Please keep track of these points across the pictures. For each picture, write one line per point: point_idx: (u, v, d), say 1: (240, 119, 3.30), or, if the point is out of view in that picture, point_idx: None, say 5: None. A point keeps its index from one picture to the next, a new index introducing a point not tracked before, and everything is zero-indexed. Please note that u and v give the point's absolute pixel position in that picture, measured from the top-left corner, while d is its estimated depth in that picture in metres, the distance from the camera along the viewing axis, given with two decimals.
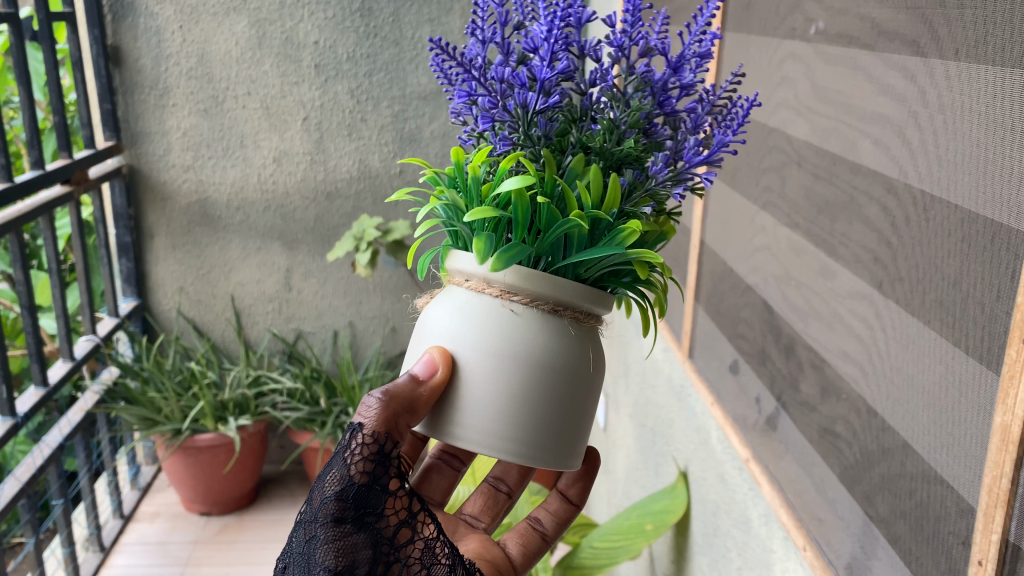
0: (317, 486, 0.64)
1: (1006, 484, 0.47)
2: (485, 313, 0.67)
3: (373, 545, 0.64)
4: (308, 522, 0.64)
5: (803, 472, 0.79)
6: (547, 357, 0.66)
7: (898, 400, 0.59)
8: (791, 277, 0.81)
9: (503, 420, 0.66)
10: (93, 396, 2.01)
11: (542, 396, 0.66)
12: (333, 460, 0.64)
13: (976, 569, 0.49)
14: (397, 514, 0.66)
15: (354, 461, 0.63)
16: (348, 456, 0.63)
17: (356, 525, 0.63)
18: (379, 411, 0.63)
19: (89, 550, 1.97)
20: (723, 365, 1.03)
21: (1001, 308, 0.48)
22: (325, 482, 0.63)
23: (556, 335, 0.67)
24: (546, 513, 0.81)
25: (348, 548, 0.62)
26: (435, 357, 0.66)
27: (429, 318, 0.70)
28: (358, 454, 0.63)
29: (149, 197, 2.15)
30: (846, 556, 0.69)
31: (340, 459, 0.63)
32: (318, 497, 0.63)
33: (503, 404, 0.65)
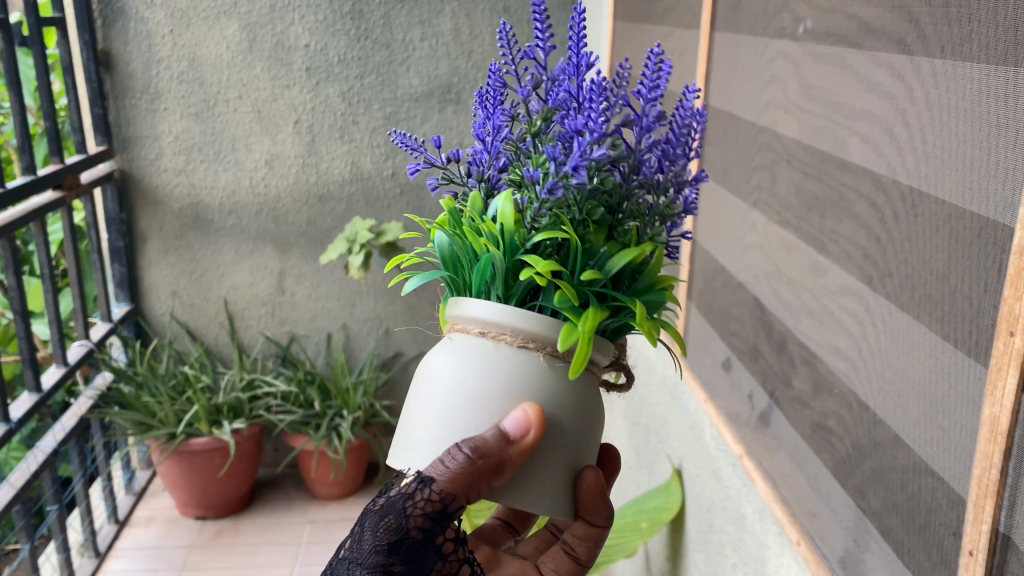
0: (376, 521, 0.66)
1: (995, 475, 0.47)
2: (498, 359, 0.65)
3: None
4: (357, 556, 0.66)
5: (796, 468, 0.79)
6: (572, 409, 0.65)
7: (889, 393, 0.60)
8: (782, 275, 0.82)
9: (536, 474, 0.64)
10: (87, 401, 2.01)
11: (567, 448, 0.66)
12: (395, 504, 0.66)
13: (967, 560, 0.50)
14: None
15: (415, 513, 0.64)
16: (410, 506, 0.65)
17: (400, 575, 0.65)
18: (461, 468, 0.61)
19: (84, 555, 1.98)
20: (716, 363, 1.03)
21: (988, 301, 0.49)
22: (383, 522, 0.66)
23: (576, 393, 0.66)
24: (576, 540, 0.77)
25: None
26: (530, 416, 0.62)
27: (430, 363, 0.68)
28: (420, 509, 0.64)
29: (142, 202, 2.15)
30: (840, 550, 0.70)
31: (401, 507, 0.65)
32: (371, 532, 0.66)
33: (532, 465, 0.64)
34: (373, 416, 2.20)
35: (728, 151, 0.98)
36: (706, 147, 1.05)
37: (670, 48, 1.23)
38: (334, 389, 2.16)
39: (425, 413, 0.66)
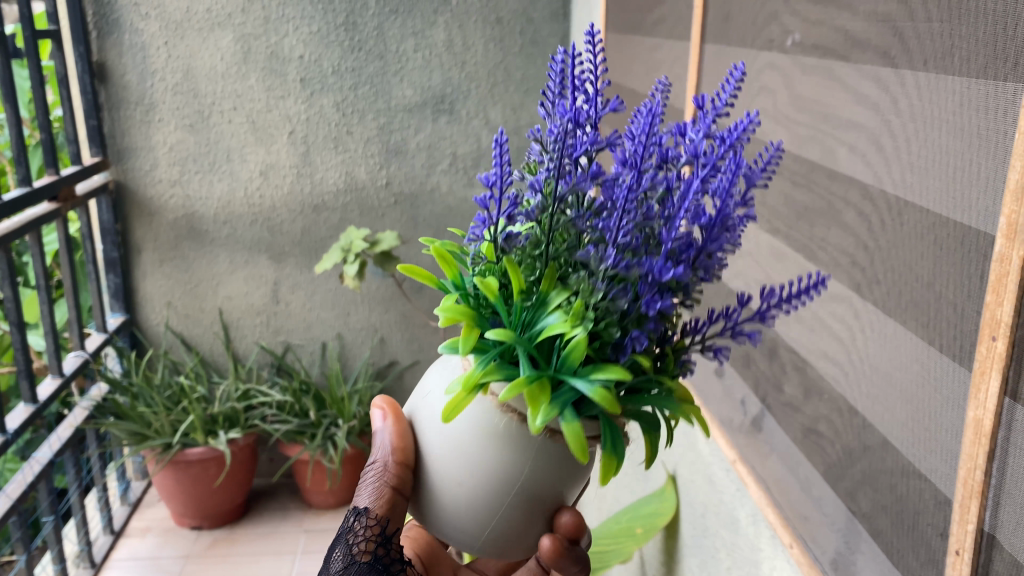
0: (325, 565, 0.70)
1: (980, 476, 0.49)
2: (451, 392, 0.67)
3: None
4: None
5: (788, 472, 0.81)
6: (497, 465, 0.64)
7: (877, 398, 0.62)
8: (772, 281, 0.83)
9: (458, 514, 0.67)
10: (82, 412, 2.01)
11: (496, 501, 0.65)
12: (338, 541, 0.70)
13: (954, 559, 0.52)
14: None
15: (355, 544, 0.68)
16: (353, 541, 0.68)
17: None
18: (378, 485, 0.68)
19: (80, 566, 1.98)
20: (709, 369, 1.04)
21: (972, 307, 0.50)
22: (332, 562, 0.69)
23: (507, 447, 0.64)
24: None
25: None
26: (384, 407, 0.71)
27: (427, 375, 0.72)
28: (363, 538, 0.68)
29: (136, 213, 2.16)
30: (831, 552, 0.71)
31: (345, 544, 0.68)
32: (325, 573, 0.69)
33: (456, 506, 0.66)
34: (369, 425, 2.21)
35: None
36: None
37: (661, 59, 1.24)
38: (330, 398, 2.16)
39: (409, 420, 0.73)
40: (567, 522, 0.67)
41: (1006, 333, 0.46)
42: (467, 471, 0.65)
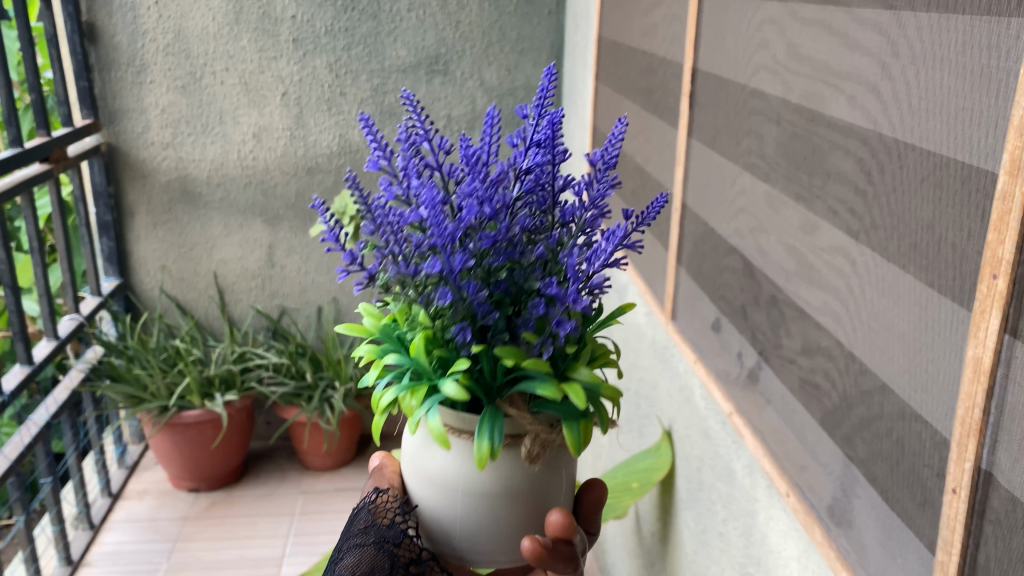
0: (345, 533, 0.85)
1: (978, 414, 0.49)
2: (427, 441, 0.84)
3: (387, 561, 0.81)
4: (339, 548, 0.84)
5: (784, 422, 0.81)
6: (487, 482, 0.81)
7: (876, 343, 0.62)
8: (771, 234, 0.83)
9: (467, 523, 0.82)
10: (78, 373, 2.01)
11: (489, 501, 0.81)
12: (362, 511, 0.86)
13: (950, 497, 0.52)
14: (412, 552, 0.82)
15: (378, 511, 0.84)
16: (372, 507, 0.85)
17: (373, 546, 0.81)
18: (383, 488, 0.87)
19: (79, 528, 1.99)
20: (705, 324, 1.05)
21: (972, 247, 0.50)
22: (356, 523, 0.85)
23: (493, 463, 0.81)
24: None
25: (363, 560, 0.80)
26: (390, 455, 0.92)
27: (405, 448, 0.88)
28: (380, 505, 0.85)
29: (129, 175, 2.14)
30: (828, 500, 0.72)
31: (366, 510, 0.85)
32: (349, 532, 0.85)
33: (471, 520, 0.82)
34: (365, 387, 2.21)
35: (718, 114, 0.99)
36: (695, 111, 1.06)
37: (659, 16, 1.23)
38: (326, 360, 2.17)
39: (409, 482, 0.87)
40: (555, 521, 0.79)
41: (1007, 271, 0.46)
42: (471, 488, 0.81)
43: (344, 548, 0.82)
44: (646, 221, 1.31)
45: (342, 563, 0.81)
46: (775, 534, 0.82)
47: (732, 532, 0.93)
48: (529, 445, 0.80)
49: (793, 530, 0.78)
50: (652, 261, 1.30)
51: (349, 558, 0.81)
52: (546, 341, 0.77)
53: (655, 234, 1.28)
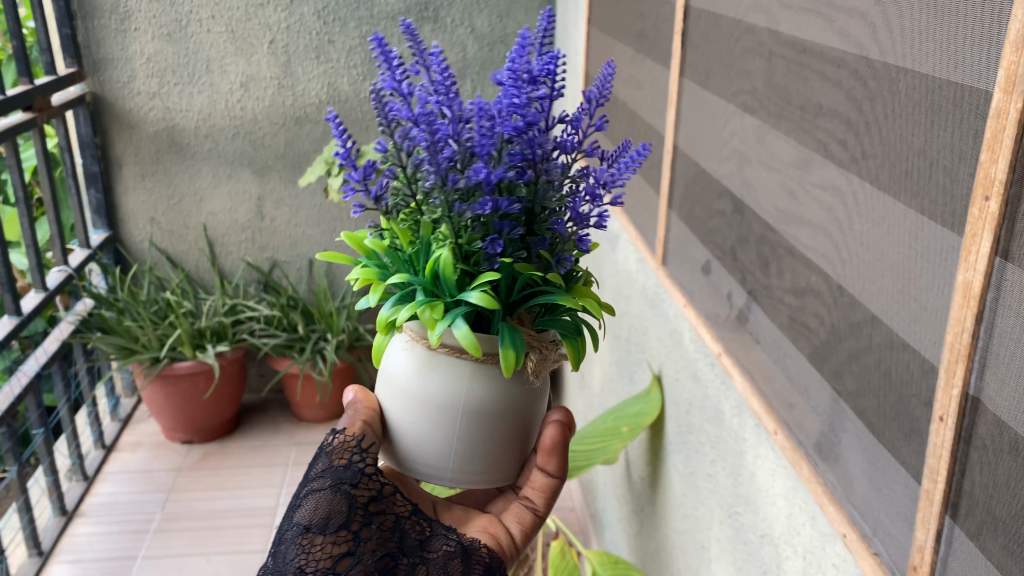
0: (305, 479, 0.80)
1: (967, 338, 0.48)
2: (427, 361, 0.77)
3: (346, 506, 0.77)
4: (296, 497, 0.79)
5: (772, 361, 0.81)
6: (497, 407, 0.77)
7: (866, 276, 0.61)
8: (762, 171, 0.82)
9: (468, 451, 0.78)
10: (69, 326, 2.00)
11: (494, 431, 0.78)
12: (319, 455, 0.80)
13: (937, 425, 0.52)
14: (372, 489, 0.79)
15: (335, 451, 0.79)
16: (330, 451, 0.79)
17: (331, 491, 0.77)
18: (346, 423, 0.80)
19: (73, 479, 2.00)
20: (696, 267, 1.04)
21: (965, 170, 0.49)
22: (313, 469, 0.80)
23: (499, 387, 0.77)
24: (536, 493, 0.83)
25: (321, 507, 0.76)
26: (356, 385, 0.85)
27: (392, 368, 0.80)
28: (338, 447, 0.79)
29: (116, 125, 2.11)
30: (815, 436, 0.72)
31: (324, 453, 0.80)
32: (307, 479, 0.80)
33: (472, 448, 0.78)
34: (357, 339, 2.21)
35: (710, 51, 0.97)
36: (687, 50, 1.04)
37: None
38: (318, 313, 2.16)
39: (392, 405, 0.80)
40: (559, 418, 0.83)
41: (999, 191, 0.45)
42: (481, 411, 0.77)
43: (302, 496, 0.78)
44: (640, 166, 1.30)
45: (300, 512, 0.77)
46: (763, 472, 0.82)
47: (720, 473, 0.94)
48: (535, 361, 0.78)
49: (781, 468, 0.78)
50: (644, 206, 1.28)
51: (306, 506, 0.77)
52: (563, 259, 0.75)
53: (647, 179, 1.26)
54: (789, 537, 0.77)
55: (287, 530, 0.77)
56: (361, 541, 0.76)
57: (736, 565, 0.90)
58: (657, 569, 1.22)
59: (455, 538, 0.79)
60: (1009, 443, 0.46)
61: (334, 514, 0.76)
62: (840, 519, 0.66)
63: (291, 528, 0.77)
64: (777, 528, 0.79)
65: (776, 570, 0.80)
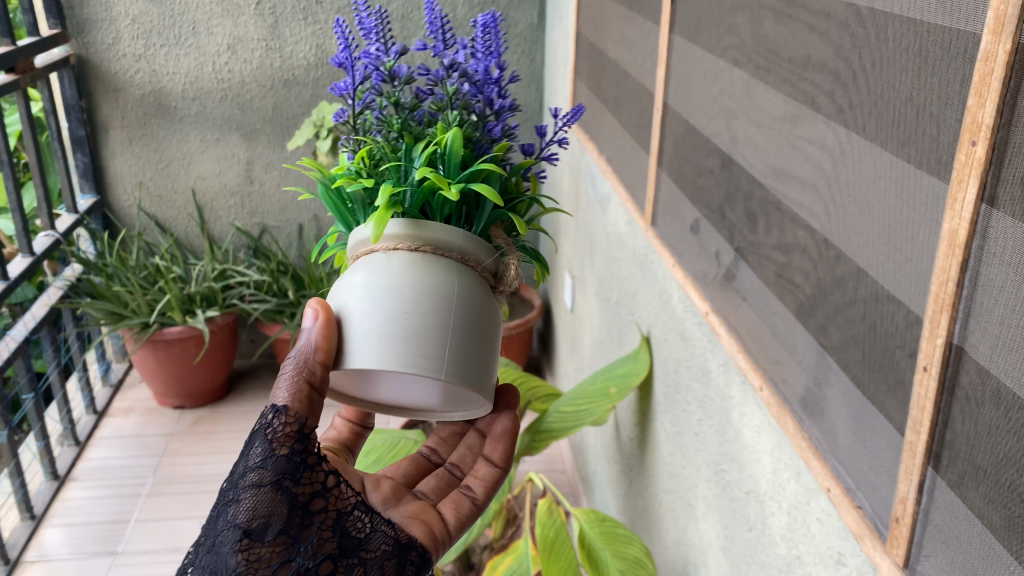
0: (237, 465, 0.67)
1: (951, 288, 0.48)
2: (404, 263, 0.72)
3: (287, 508, 0.66)
4: (227, 490, 0.66)
5: (759, 317, 0.81)
6: (478, 309, 0.74)
7: (853, 228, 0.60)
8: (750, 127, 0.81)
9: (462, 352, 0.71)
10: (58, 292, 1.99)
11: (479, 333, 0.73)
12: (254, 437, 0.67)
13: (921, 375, 0.52)
14: (316, 484, 0.68)
15: (276, 436, 0.66)
16: (269, 434, 0.66)
17: (272, 490, 0.65)
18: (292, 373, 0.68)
19: (65, 445, 2.00)
20: (684, 226, 1.03)
21: (953, 115, 0.48)
22: (246, 456, 0.66)
23: (477, 289, 0.74)
24: (478, 483, 0.83)
25: (260, 509, 0.64)
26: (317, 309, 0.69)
27: (353, 286, 0.72)
28: (280, 432, 0.66)
29: (101, 88, 2.08)
30: (801, 391, 0.72)
31: (261, 438, 0.66)
32: (240, 468, 0.67)
33: (465, 351, 0.72)
34: None
35: (700, 4, 0.95)
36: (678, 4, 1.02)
37: None
38: (308, 278, 2.15)
39: (363, 321, 0.70)
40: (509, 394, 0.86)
41: (987, 136, 0.44)
42: (471, 304, 0.73)
43: (236, 490, 0.66)
44: (630, 125, 1.28)
45: (235, 510, 0.64)
46: (749, 430, 0.83)
47: (708, 431, 0.94)
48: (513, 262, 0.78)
49: (766, 425, 0.78)
50: (633, 166, 1.27)
51: (243, 505, 0.64)
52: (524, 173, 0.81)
53: (637, 138, 1.25)
54: (774, 493, 0.77)
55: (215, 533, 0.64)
56: (301, 547, 0.66)
57: (722, 522, 0.91)
58: (646, 528, 1.23)
59: (393, 536, 0.72)
60: (992, 391, 0.46)
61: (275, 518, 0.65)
62: (824, 473, 0.66)
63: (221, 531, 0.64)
64: (763, 484, 0.80)
65: (761, 526, 0.81)
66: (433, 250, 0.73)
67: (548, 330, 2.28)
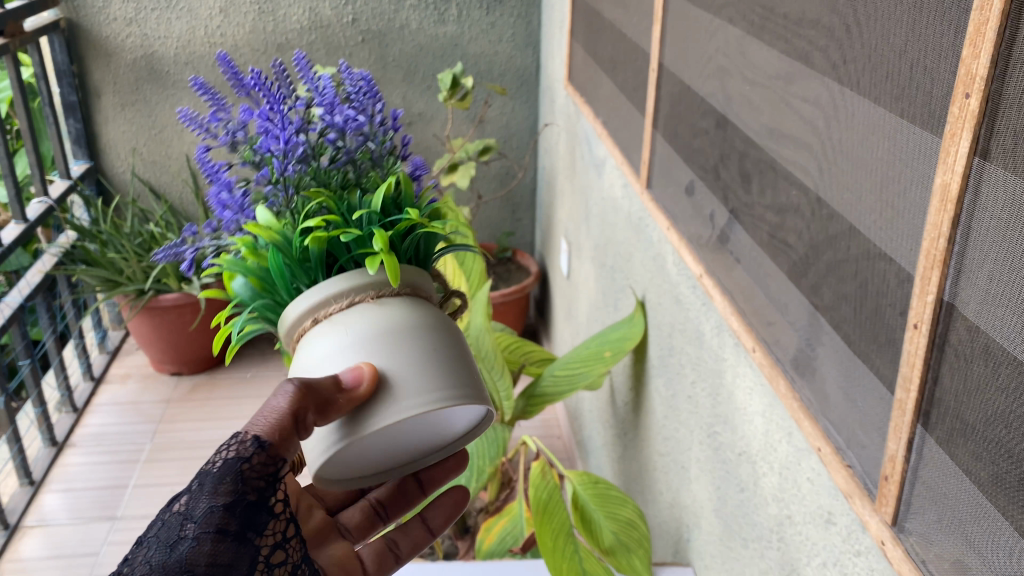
0: (190, 497, 0.58)
1: (943, 245, 0.48)
2: (391, 308, 0.65)
3: (246, 560, 0.58)
4: (181, 520, 0.57)
5: (752, 279, 0.80)
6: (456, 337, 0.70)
7: (845, 185, 0.60)
8: (744, 87, 0.80)
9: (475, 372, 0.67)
10: (52, 258, 1.98)
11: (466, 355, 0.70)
12: (225, 470, 0.58)
13: (911, 333, 0.51)
14: (276, 536, 0.61)
15: (249, 474, 0.59)
16: (245, 468, 0.58)
17: (237, 539, 0.58)
18: (293, 409, 0.59)
19: (63, 411, 2.01)
20: (679, 188, 1.02)
21: (947, 67, 0.47)
22: (215, 488, 0.58)
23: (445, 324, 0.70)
24: (405, 541, 0.79)
25: (221, 557, 0.57)
26: (363, 368, 0.61)
27: (346, 341, 0.63)
28: (256, 471, 0.59)
29: (92, 53, 2.06)
30: (793, 351, 0.71)
31: (234, 470, 0.58)
32: (201, 499, 0.58)
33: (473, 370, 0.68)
34: None
35: None
36: None
37: None
38: None
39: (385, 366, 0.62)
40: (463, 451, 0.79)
41: (981, 87, 0.43)
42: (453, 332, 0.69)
43: (191, 528, 0.56)
44: (627, 87, 1.27)
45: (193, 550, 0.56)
46: (741, 391, 0.83)
47: (701, 394, 0.95)
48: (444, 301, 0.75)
49: (759, 386, 0.78)
50: (629, 129, 1.26)
51: (203, 547, 0.56)
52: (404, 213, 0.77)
53: (632, 100, 1.24)
54: (766, 454, 0.77)
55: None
56: None
57: (714, 483, 0.92)
58: (639, 491, 1.24)
59: None
60: (981, 347, 0.45)
61: (235, 569, 0.57)
62: (815, 433, 0.66)
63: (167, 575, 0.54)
64: (754, 445, 0.80)
65: (753, 487, 0.81)
66: (408, 292, 0.68)
67: (544, 297, 2.28)
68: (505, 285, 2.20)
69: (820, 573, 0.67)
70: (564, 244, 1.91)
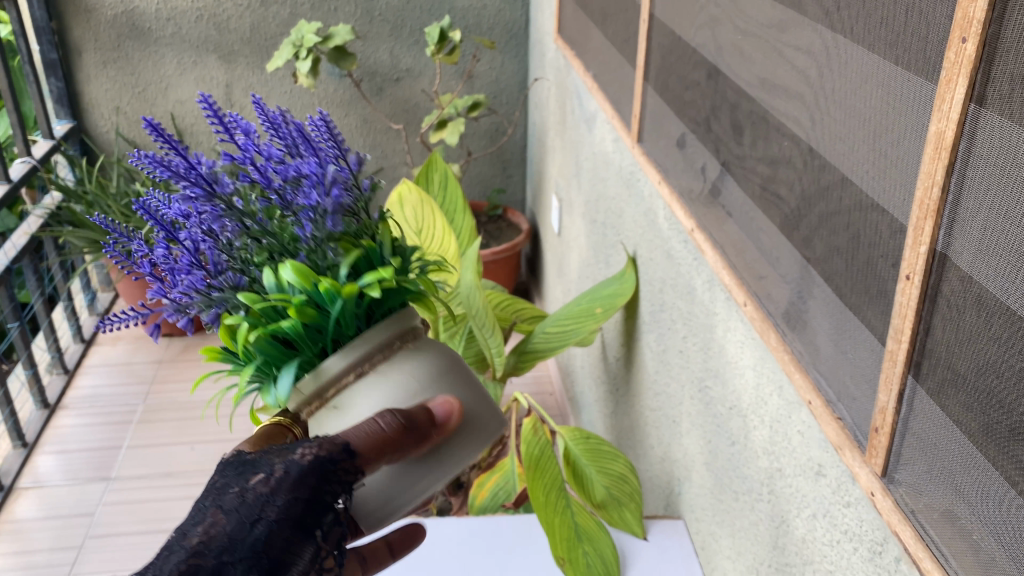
0: (270, 478, 0.57)
1: (936, 194, 0.47)
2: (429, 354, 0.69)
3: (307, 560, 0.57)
4: (260, 500, 0.56)
5: (743, 233, 0.80)
6: None
7: (838, 135, 0.59)
8: (736, 36, 0.78)
9: None
10: (37, 220, 1.96)
11: None
12: (310, 464, 0.57)
13: (904, 284, 0.51)
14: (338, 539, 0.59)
15: (330, 473, 0.58)
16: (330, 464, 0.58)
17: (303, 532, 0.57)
18: (393, 429, 0.61)
19: (54, 372, 2.00)
20: (670, 142, 1.01)
21: (943, 10, 0.46)
22: (298, 474, 0.57)
23: None
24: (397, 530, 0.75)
25: (290, 547, 0.56)
26: (454, 402, 0.65)
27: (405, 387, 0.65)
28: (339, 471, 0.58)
29: (72, 9, 2.01)
30: (784, 305, 0.71)
31: (318, 464, 0.58)
32: (282, 482, 0.57)
33: None
34: None
35: None
36: None
37: None
38: None
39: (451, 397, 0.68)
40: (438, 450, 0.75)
41: (977, 31, 0.42)
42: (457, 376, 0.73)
43: (270, 510, 0.56)
44: (617, 39, 1.25)
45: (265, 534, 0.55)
46: (732, 346, 0.83)
47: (691, 349, 0.95)
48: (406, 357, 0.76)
49: (750, 340, 0.78)
50: (620, 82, 1.24)
51: (277, 534, 0.55)
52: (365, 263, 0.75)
53: (623, 52, 1.21)
54: (756, 407, 0.78)
55: (226, 552, 0.54)
56: None
57: (705, 437, 0.92)
58: (631, 446, 1.25)
59: None
60: (974, 298, 0.45)
61: (296, 562, 0.56)
62: (806, 385, 0.66)
63: (238, 552, 0.54)
64: (745, 399, 0.80)
65: (742, 441, 0.81)
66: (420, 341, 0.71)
67: (535, 255, 2.27)
68: (496, 243, 2.19)
69: (809, 525, 0.68)
70: (555, 201, 1.89)
